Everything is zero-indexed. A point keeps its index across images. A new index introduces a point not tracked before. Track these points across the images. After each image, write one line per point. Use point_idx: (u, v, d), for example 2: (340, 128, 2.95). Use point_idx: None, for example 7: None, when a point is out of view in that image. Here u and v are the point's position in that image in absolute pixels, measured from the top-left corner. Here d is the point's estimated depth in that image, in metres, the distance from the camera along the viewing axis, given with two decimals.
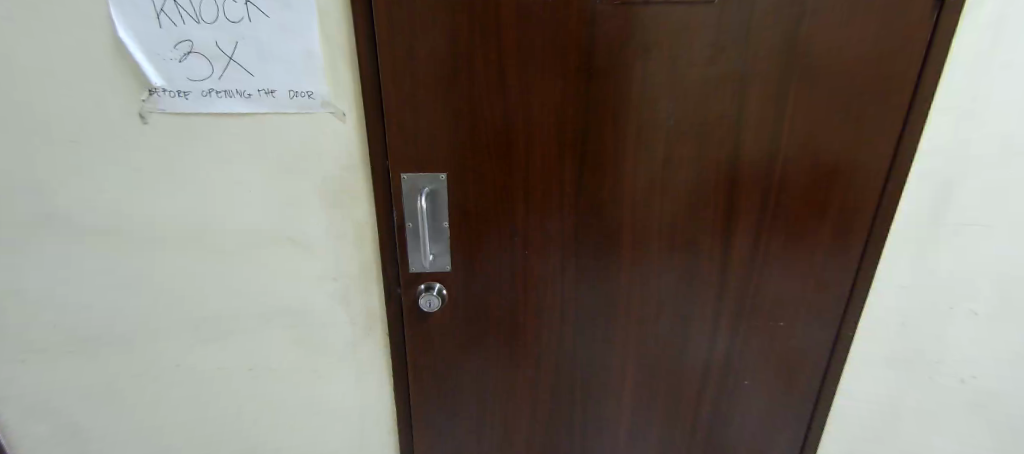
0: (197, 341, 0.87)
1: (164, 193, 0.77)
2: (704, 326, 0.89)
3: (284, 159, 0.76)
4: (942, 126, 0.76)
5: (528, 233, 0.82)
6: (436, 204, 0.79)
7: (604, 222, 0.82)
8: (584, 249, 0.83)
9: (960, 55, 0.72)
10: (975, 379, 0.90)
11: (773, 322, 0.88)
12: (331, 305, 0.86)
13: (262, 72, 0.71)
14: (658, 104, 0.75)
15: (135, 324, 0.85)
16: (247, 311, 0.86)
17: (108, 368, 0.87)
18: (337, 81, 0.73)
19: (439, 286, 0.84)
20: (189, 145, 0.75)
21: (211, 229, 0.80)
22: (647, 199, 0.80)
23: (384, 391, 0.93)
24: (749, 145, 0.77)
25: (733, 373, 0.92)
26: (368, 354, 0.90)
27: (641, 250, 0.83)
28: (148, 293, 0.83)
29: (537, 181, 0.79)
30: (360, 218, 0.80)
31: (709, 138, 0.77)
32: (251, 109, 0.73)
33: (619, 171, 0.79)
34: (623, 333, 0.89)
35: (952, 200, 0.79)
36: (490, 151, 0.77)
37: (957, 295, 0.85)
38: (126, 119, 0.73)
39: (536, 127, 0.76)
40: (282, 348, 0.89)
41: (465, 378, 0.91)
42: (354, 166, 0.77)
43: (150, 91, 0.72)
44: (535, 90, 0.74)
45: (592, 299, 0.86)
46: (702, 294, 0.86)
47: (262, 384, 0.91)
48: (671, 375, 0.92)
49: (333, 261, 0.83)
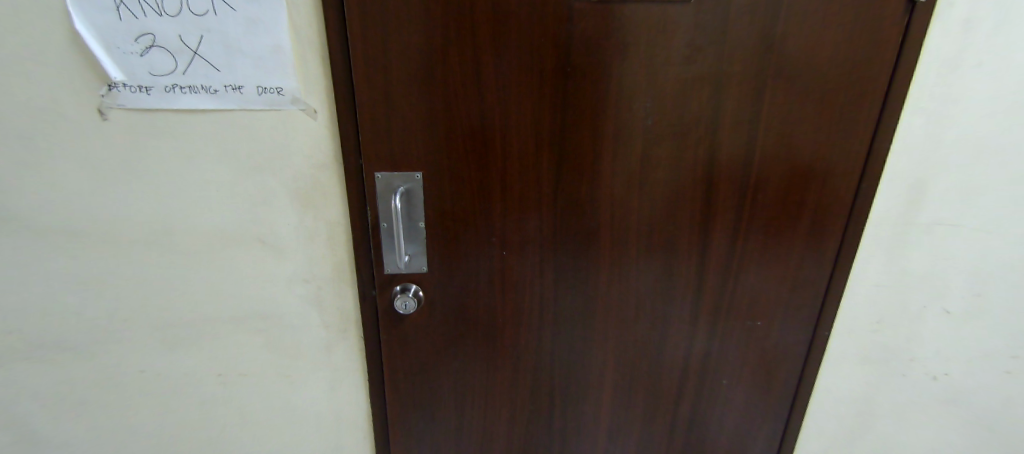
0: (163, 346, 0.84)
1: (126, 194, 0.74)
2: (683, 327, 0.88)
3: (253, 157, 0.74)
4: (915, 127, 0.76)
5: (507, 233, 0.80)
6: (412, 204, 0.78)
7: (583, 221, 0.80)
8: (563, 248, 0.82)
9: (929, 58, 0.73)
10: (946, 376, 0.91)
11: (751, 322, 0.88)
12: (306, 308, 0.84)
13: (228, 67, 0.69)
14: (636, 102, 0.74)
15: (98, 330, 0.81)
16: (215, 314, 0.83)
17: (69, 374, 0.84)
18: (307, 76, 0.71)
19: (415, 288, 0.82)
20: (151, 143, 0.72)
21: (177, 231, 0.77)
22: (626, 198, 0.79)
23: (358, 394, 0.91)
24: (726, 145, 0.77)
25: (712, 373, 0.92)
26: (342, 357, 0.88)
27: (619, 252, 0.83)
28: (111, 297, 0.80)
29: (514, 180, 0.77)
30: (333, 218, 0.78)
31: (685, 138, 0.76)
32: (217, 105, 0.71)
33: (597, 171, 0.78)
34: (603, 334, 0.88)
35: (925, 202, 0.80)
36: (467, 149, 0.75)
37: (931, 295, 0.85)
38: (83, 116, 0.70)
39: (514, 124, 0.75)
40: (253, 352, 0.86)
41: (442, 381, 0.90)
42: (327, 164, 0.75)
43: (109, 85, 0.68)
44: (513, 89, 0.73)
45: (571, 300, 0.85)
46: (681, 294, 0.86)
47: (232, 389, 0.88)
48: (650, 376, 0.92)
49: (305, 261, 0.81)
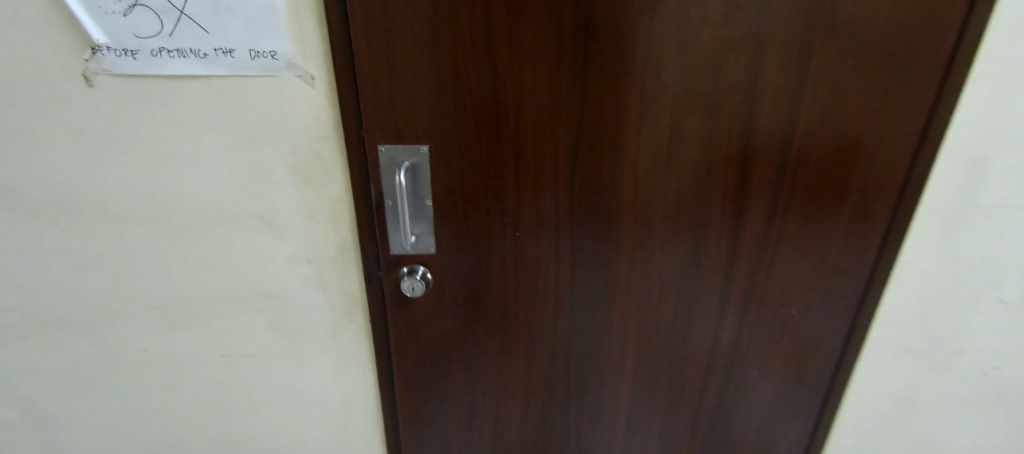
0: (165, 327, 0.81)
1: (118, 168, 0.70)
2: (710, 314, 0.82)
3: (248, 128, 0.69)
4: (983, 94, 0.67)
5: (520, 213, 0.75)
6: (418, 180, 0.72)
7: (604, 200, 0.74)
8: (581, 229, 0.76)
9: (1006, 13, 0.63)
10: (999, 371, 0.83)
11: (784, 311, 0.81)
12: (309, 289, 0.80)
13: (218, 28, 0.63)
14: (664, 67, 0.67)
15: (98, 309, 0.79)
16: (216, 295, 0.80)
17: (71, 354, 0.82)
18: (302, 39, 0.65)
19: (423, 269, 0.77)
20: (141, 112, 0.67)
21: (173, 207, 0.73)
22: (651, 175, 0.72)
23: (365, 379, 0.88)
24: (765, 116, 0.69)
25: (741, 364, 0.86)
26: (348, 340, 0.84)
27: (642, 234, 0.76)
28: (110, 276, 0.77)
29: (529, 154, 0.71)
30: (335, 195, 0.73)
31: (719, 108, 0.68)
32: (208, 71, 0.65)
33: (619, 145, 0.71)
34: (622, 322, 0.82)
35: (988, 180, 0.71)
36: (477, 120, 0.69)
37: (987, 283, 0.77)
38: (68, 83, 0.65)
39: (529, 93, 0.68)
40: (256, 334, 0.83)
41: (452, 367, 0.85)
42: (327, 137, 0.70)
43: (93, 49, 0.63)
44: (528, 53, 0.66)
45: (589, 285, 0.80)
46: (709, 280, 0.79)
47: (236, 371, 0.86)
48: (673, 366, 0.86)
49: (306, 240, 0.76)
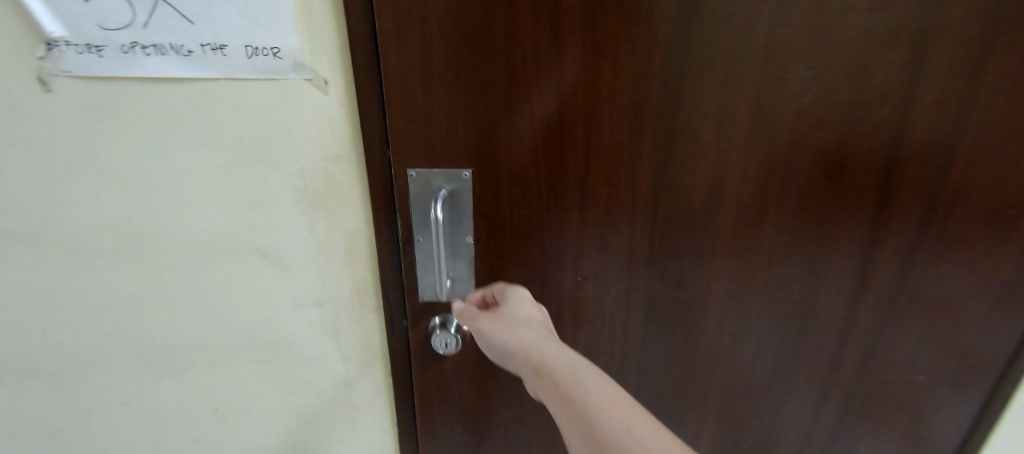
0: (146, 380, 0.67)
1: (86, 191, 0.56)
2: (815, 383, 0.64)
3: (246, 144, 0.54)
4: None
5: (583, 252, 0.60)
6: (456, 211, 0.58)
7: (690, 238, 0.59)
8: (657, 273, 0.61)
9: None
10: None
11: (918, 385, 0.62)
12: (320, 338, 0.66)
13: (205, 17, 0.48)
14: (789, 70, 0.50)
15: (59, 362, 0.64)
16: (209, 343, 0.65)
17: (21, 417, 0.66)
18: (314, 33, 0.50)
19: (458, 321, 0.64)
20: (113, 123, 0.53)
21: (156, 239, 0.59)
22: (756, 209, 0.56)
23: (385, 436, 0.74)
24: (921, 136, 0.51)
25: (848, 443, 0.68)
26: (365, 394, 0.71)
27: (736, 281, 0.60)
28: (77, 322, 0.62)
29: (600, 179, 0.56)
30: (353, 226, 0.59)
31: (858, 124, 0.51)
32: (193, 73, 0.51)
33: (717, 170, 0.55)
34: (701, 384, 0.67)
35: None
36: (536, 136, 0.54)
37: None
38: (18, 86, 0.51)
39: (604, 103, 0.53)
40: (256, 387, 0.69)
41: (489, 424, 0.72)
42: (343, 156, 0.56)
43: (48, 43, 0.49)
44: (607, 49, 0.51)
45: (663, 340, 0.64)
46: (819, 342, 0.62)
47: (233, 429, 0.72)
48: (761, 440, 0.69)
49: (317, 281, 0.62)
